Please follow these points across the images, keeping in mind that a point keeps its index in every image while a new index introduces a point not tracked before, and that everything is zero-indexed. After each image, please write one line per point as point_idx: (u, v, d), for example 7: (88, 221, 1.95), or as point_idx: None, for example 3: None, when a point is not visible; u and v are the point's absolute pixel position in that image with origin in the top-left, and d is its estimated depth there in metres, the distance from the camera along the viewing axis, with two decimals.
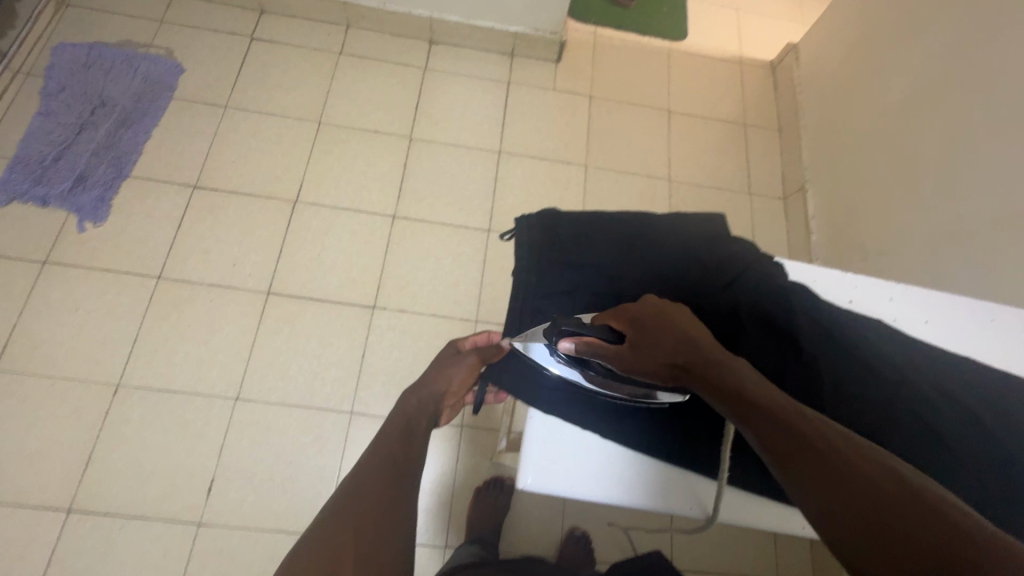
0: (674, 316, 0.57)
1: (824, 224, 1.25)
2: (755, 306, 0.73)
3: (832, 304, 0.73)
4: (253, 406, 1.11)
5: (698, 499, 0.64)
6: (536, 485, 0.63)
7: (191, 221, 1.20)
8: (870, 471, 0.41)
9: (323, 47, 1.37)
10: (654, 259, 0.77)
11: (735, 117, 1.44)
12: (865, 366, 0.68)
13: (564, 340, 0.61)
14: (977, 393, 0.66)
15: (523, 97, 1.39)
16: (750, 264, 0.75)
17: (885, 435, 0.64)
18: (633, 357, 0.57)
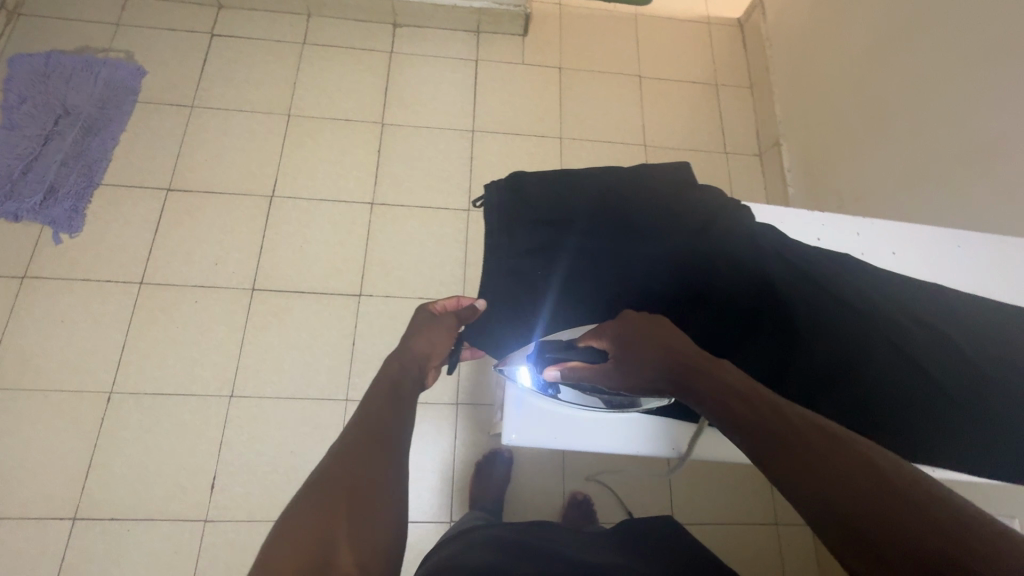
0: (651, 325, 0.53)
1: (801, 175, 1.35)
2: (725, 254, 0.59)
3: (805, 246, 0.63)
4: (245, 401, 1.14)
5: (670, 441, 0.63)
6: (520, 439, 0.61)
7: (168, 224, 1.26)
8: (852, 468, 0.35)
9: (286, 38, 1.45)
10: (614, 204, 0.60)
11: (709, 79, 1.56)
12: (855, 311, 0.58)
13: (551, 369, 0.58)
14: (983, 330, 0.59)
15: (494, 72, 1.49)
16: (720, 209, 0.62)
17: (898, 393, 0.55)
18: (621, 375, 0.53)
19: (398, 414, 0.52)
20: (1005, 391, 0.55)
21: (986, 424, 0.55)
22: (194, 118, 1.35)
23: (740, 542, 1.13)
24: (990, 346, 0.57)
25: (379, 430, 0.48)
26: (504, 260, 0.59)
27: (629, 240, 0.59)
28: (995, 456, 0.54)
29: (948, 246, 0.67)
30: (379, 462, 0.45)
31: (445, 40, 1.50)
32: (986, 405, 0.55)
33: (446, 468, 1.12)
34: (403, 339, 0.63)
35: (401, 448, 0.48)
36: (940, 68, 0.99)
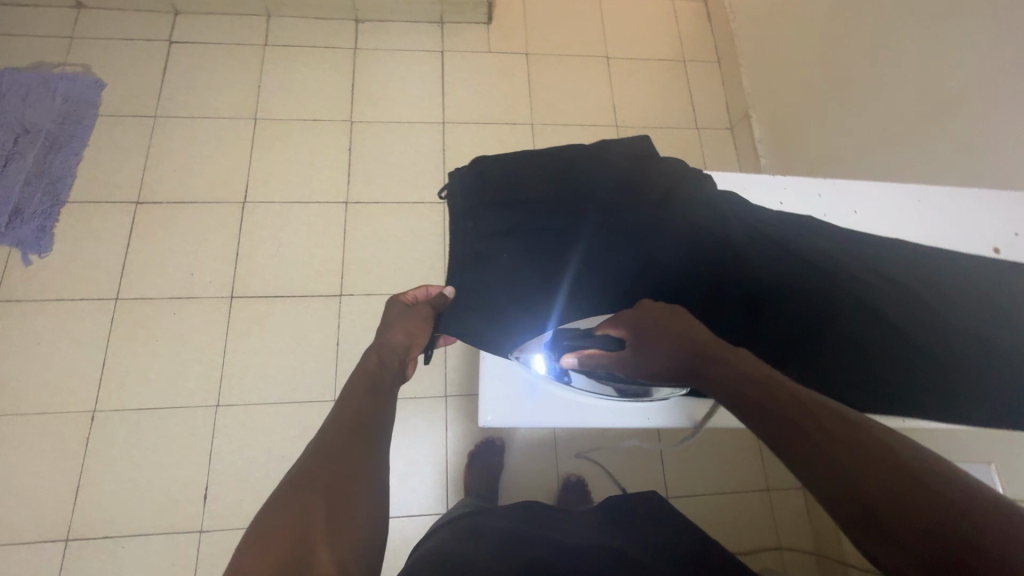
0: (668, 315, 0.54)
1: (772, 146, 1.36)
2: (687, 225, 0.60)
3: (767, 210, 0.63)
4: (232, 410, 1.13)
5: (643, 412, 0.63)
6: (496, 421, 0.61)
7: (139, 238, 1.24)
8: (870, 453, 0.36)
9: (247, 41, 1.43)
10: (576, 181, 0.60)
11: (676, 56, 1.56)
12: (817, 270, 0.59)
13: (568, 356, 0.56)
14: (942, 283, 0.60)
15: (461, 62, 1.48)
16: (682, 179, 0.62)
17: (858, 351, 0.57)
18: (640, 362, 0.53)
19: (377, 412, 0.51)
20: (958, 340, 0.57)
21: (945, 373, 0.57)
22: (158, 129, 1.33)
23: (734, 510, 1.15)
24: (947, 296, 0.59)
25: (358, 430, 0.48)
26: (469, 246, 0.59)
27: (593, 217, 0.59)
28: (956, 401, 0.56)
29: (908, 201, 0.68)
30: (357, 462, 0.45)
31: (409, 33, 1.48)
32: (943, 353, 0.56)
33: (439, 460, 1.13)
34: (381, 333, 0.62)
35: (379, 447, 0.48)
36: (894, 30, 1.00)
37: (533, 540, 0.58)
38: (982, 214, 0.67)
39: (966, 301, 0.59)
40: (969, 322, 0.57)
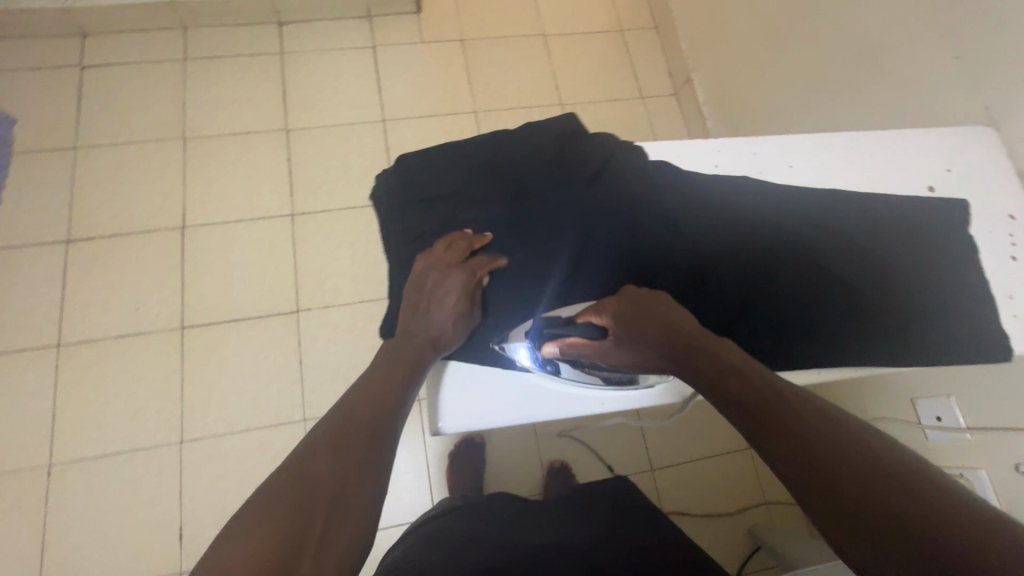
0: (652, 305, 0.54)
1: (715, 107, 1.34)
2: (618, 196, 0.62)
3: (699, 175, 0.63)
4: (198, 443, 1.09)
5: (599, 398, 0.58)
6: (447, 426, 0.56)
7: (75, 277, 1.17)
8: (855, 459, 0.39)
9: (165, 57, 1.35)
10: (501, 170, 0.63)
11: (614, 26, 1.53)
12: (748, 228, 0.61)
13: (550, 346, 0.55)
14: (870, 229, 0.62)
15: (394, 56, 1.43)
16: (609, 156, 0.64)
17: (798, 307, 0.58)
18: (622, 353, 0.53)
19: (383, 420, 0.47)
20: (885, 288, 0.59)
21: (882, 321, 0.58)
22: (81, 160, 1.25)
23: (718, 474, 1.16)
24: (871, 239, 0.61)
25: (358, 437, 0.44)
26: (399, 246, 0.62)
27: (521, 201, 0.61)
28: (893, 342, 0.57)
29: (842, 150, 0.68)
30: (354, 470, 0.42)
31: (336, 30, 1.43)
32: (873, 297, 0.58)
33: (419, 466, 1.10)
34: (416, 272, 0.58)
35: (383, 459, 0.44)
36: None
37: (483, 543, 0.60)
38: (911, 154, 0.68)
39: (890, 246, 0.61)
40: (890, 262, 0.59)
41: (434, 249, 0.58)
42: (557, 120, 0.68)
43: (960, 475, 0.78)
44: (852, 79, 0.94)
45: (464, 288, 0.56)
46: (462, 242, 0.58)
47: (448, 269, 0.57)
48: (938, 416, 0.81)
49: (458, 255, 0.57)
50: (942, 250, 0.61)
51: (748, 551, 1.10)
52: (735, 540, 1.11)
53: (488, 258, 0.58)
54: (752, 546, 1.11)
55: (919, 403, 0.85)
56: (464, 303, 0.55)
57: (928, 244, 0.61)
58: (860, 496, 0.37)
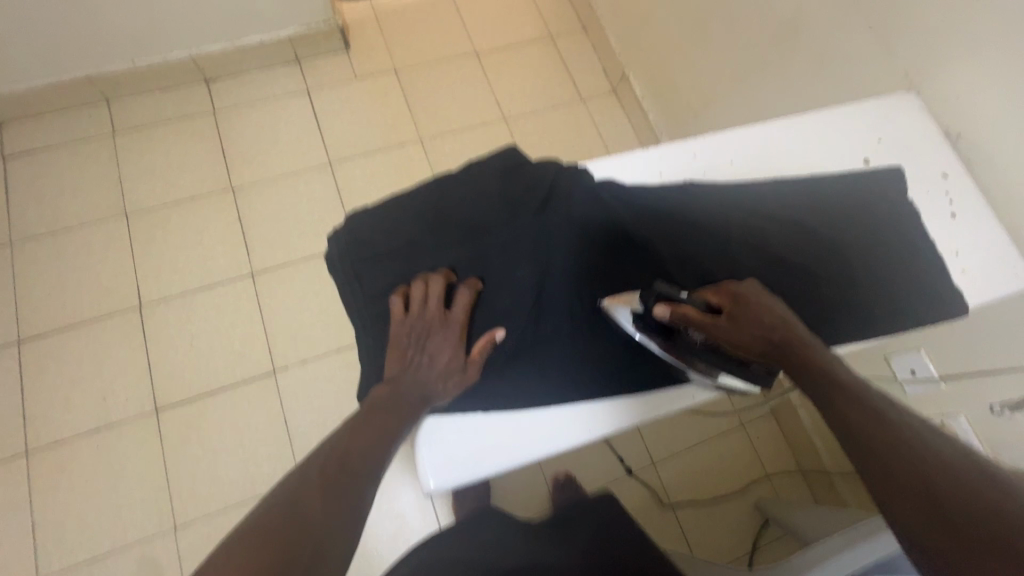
0: (768, 299, 0.56)
1: (654, 99, 1.36)
2: (568, 219, 0.64)
3: (645, 186, 0.66)
4: (192, 526, 1.05)
5: (583, 427, 0.62)
6: (441, 483, 0.58)
7: (32, 378, 1.12)
8: (957, 466, 0.40)
9: (92, 134, 1.30)
10: (448, 214, 0.66)
11: (543, 34, 1.55)
12: (697, 230, 0.64)
13: (661, 307, 0.56)
14: (811, 212, 0.65)
15: (330, 96, 1.41)
16: (556, 178, 0.66)
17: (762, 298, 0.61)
18: (730, 330, 0.54)
19: (371, 449, 0.51)
20: (835, 268, 0.62)
21: (842, 298, 0.61)
22: (19, 254, 1.20)
23: (718, 458, 1.17)
24: (814, 221, 0.65)
25: (340, 473, 0.48)
26: (358, 304, 0.62)
27: (474, 240, 0.63)
28: (851, 318, 0.61)
29: (776, 137, 0.71)
30: (335, 505, 0.45)
31: (266, 79, 1.40)
32: (827, 277, 0.62)
33: (425, 505, 1.07)
34: (398, 322, 0.58)
35: (365, 485, 0.48)
36: None
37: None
38: (841, 132, 0.72)
39: (831, 225, 0.64)
40: (835, 241, 0.64)
41: (415, 298, 0.59)
42: (498, 153, 0.70)
43: (942, 421, 0.81)
44: (777, 58, 0.96)
45: (456, 340, 0.58)
46: (439, 289, 0.59)
47: (437, 320, 0.58)
48: (913, 370, 0.85)
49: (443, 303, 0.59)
50: (885, 221, 0.64)
51: (759, 527, 1.12)
52: (745, 517, 1.13)
53: (466, 298, 0.59)
54: (762, 520, 1.13)
55: (893, 359, 0.88)
56: (458, 356, 0.58)
57: (868, 217, 0.65)
58: (945, 481, 0.39)
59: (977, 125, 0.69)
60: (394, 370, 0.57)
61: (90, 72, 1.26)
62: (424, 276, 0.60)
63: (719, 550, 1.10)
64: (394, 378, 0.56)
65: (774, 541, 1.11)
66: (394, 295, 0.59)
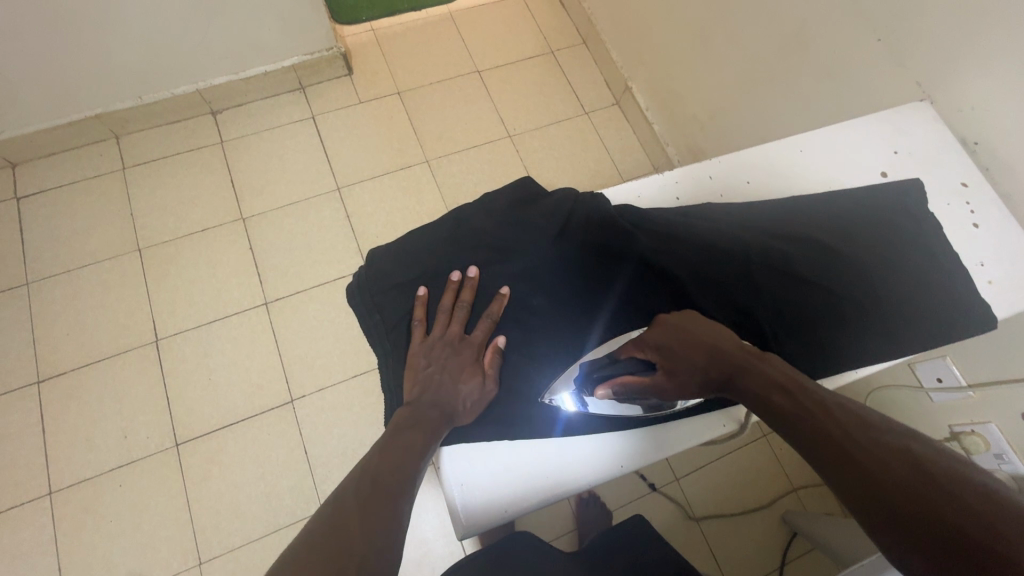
0: (693, 333, 0.55)
1: (658, 110, 1.36)
2: (588, 248, 0.64)
3: (665, 209, 0.67)
4: (217, 561, 1.05)
5: (614, 460, 0.61)
6: (469, 510, 0.57)
7: (52, 418, 1.12)
8: (893, 456, 0.39)
9: (103, 171, 1.32)
10: (464, 246, 0.65)
11: (543, 49, 1.55)
12: (721, 253, 0.63)
13: (601, 389, 0.57)
14: (832, 228, 0.65)
15: (335, 122, 1.42)
16: (575, 204, 0.66)
17: (790, 318, 0.61)
18: (672, 383, 0.54)
19: (401, 468, 0.49)
20: (864, 286, 0.62)
21: (872, 315, 0.61)
22: (35, 295, 1.21)
23: (740, 471, 1.16)
24: (834, 236, 0.64)
25: (374, 491, 0.46)
26: (380, 334, 0.64)
27: (493, 272, 0.64)
28: (882, 337, 0.60)
29: (790, 155, 0.73)
30: (374, 521, 0.43)
31: (272, 108, 1.41)
32: (857, 295, 0.61)
33: (448, 531, 1.06)
34: (420, 343, 0.60)
35: (399, 505, 0.46)
36: None
37: None
38: (854, 148, 0.73)
39: (854, 242, 0.64)
40: (860, 256, 0.63)
41: (437, 319, 0.61)
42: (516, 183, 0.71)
43: (971, 430, 0.81)
44: (785, 69, 0.96)
45: (475, 360, 0.59)
46: (463, 313, 0.61)
47: (457, 342, 0.60)
48: (939, 378, 0.84)
49: (462, 323, 0.61)
50: (912, 235, 0.64)
51: (786, 540, 1.11)
52: (772, 531, 1.12)
53: (485, 318, 0.61)
54: (789, 533, 1.11)
55: (919, 367, 0.87)
56: (477, 374, 0.58)
57: (893, 233, 0.64)
58: (886, 477, 0.38)
59: (993, 134, 0.69)
60: (414, 392, 0.57)
61: (98, 110, 1.27)
62: (446, 294, 0.62)
63: (747, 566, 1.08)
64: (414, 396, 0.56)
65: (803, 554, 1.10)
66: (417, 317, 0.61)
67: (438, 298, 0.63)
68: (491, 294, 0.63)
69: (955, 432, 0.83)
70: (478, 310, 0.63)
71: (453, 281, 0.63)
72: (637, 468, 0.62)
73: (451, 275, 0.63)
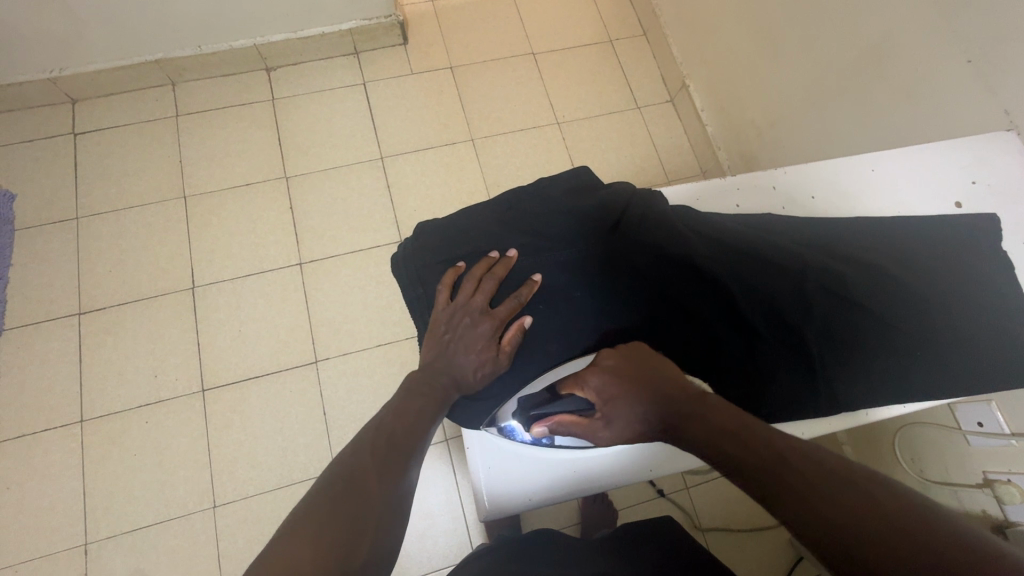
0: (640, 372, 0.56)
1: (714, 113, 1.32)
2: (643, 246, 0.63)
3: (721, 215, 0.66)
4: (231, 507, 1.08)
5: (646, 464, 0.61)
6: (495, 505, 0.60)
7: (89, 350, 1.16)
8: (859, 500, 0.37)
9: (157, 116, 1.34)
10: (513, 228, 0.65)
11: (602, 37, 1.52)
12: (779, 268, 0.61)
13: (538, 426, 0.58)
14: (897, 256, 0.63)
15: (385, 90, 1.41)
16: (631, 199, 0.65)
17: (843, 338, 0.59)
18: (608, 427, 0.55)
19: (413, 430, 0.51)
20: (924, 321, 0.59)
21: (931, 351, 0.58)
22: (83, 230, 1.24)
23: None
24: (895, 262, 0.62)
25: (392, 446, 0.47)
26: (422, 310, 0.64)
27: (538, 259, 0.63)
28: (936, 375, 0.58)
29: (858, 175, 0.71)
30: (391, 476, 0.45)
31: (325, 70, 1.41)
32: (915, 329, 0.59)
33: (454, 508, 1.07)
34: (442, 308, 0.61)
35: (411, 464, 0.48)
36: None
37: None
38: (928, 174, 0.71)
39: (920, 272, 0.61)
40: (924, 287, 0.60)
41: (462, 287, 0.61)
42: (571, 172, 0.69)
43: (1009, 479, 0.78)
44: (857, 83, 0.92)
45: (493, 335, 0.60)
46: (491, 287, 0.61)
47: (480, 315, 0.60)
48: (981, 422, 0.81)
49: (487, 296, 0.60)
50: (981, 272, 0.61)
51: (791, 563, 1.09)
52: (778, 550, 1.10)
53: (514, 297, 0.61)
54: (796, 557, 1.10)
55: (959, 408, 0.84)
56: (491, 350, 0.59)
57: (961, 266, 0.61)
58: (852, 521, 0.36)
59: None
60: (430, 356, 0.59)
61: (159, 56, 1.29)
62: (478, 267, 0.62)
63: None
64: (428, 362, 0.59)
65: None
66: (443, 283, 0.62)
67: (471, 268, 0.63)
68: (524, 277, 0.63)
69: (990, 480, 0.80)
70: (508, 287, 0.63)
71: (490, 257, 0.63)
72: (666, 474, 0.62)
73: (492, 252, 0.63)
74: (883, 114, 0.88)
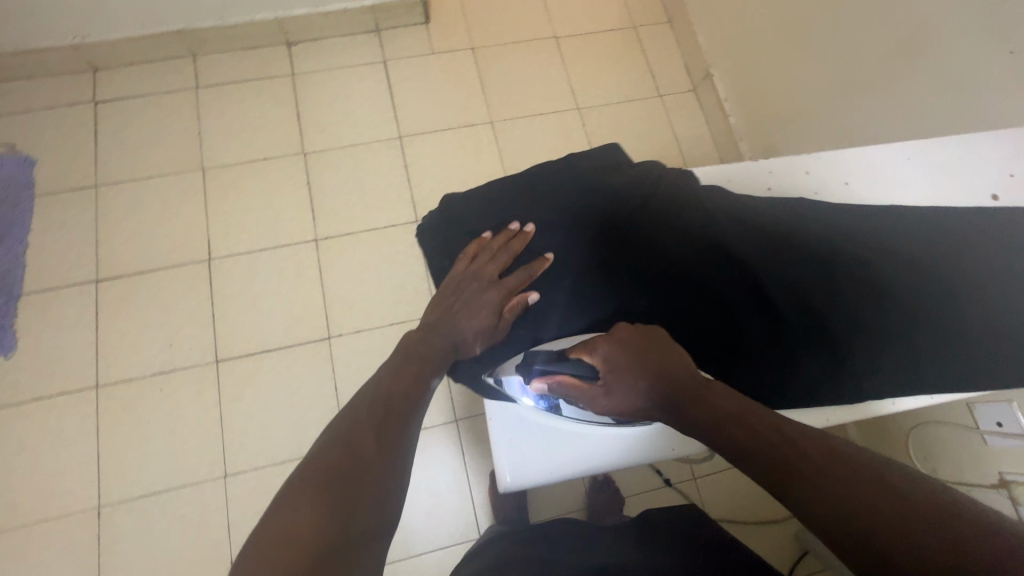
0: (645, 350, 0.54)
1: (737, 104, 1.30)
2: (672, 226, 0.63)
3: (750, 199, 0.66)
4: (241, 477, 1.09)
5: (667, 443, 0.61)
6: (516, 479, 0.60)
7: (105, 317, 1.17)
8: (871, 489, 0.37)
9: (177, 87, 1.34)
10: (538, 203, 0.64)
11: (626, 23, 1.50)
12: (804, 254, 0.61)
13: (539, 381, 0.56)
14: (926, 247, 0.62)
15: (405, 69, 1.40)
16: (659, 181, 0.65)
17: (870, 327, 0.58)
18: (609, 397, 0.54)
19: (411, 394, 0.50)
20: (952, 314, 0.58)
21: (957, 345, 0.58)
22: (101, 198, 1.25)
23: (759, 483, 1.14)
24: (923, 254, 0.61)
25: (389, 413, 0.47)
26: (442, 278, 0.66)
27: (560, 236, 0.63)
28: (963, 369, 0.57)
29: (891, 164, 0.70)
30: (389, 440, 0.44)
31: (345, 47, 1.40)
32: (942, 321, 0.58)
33: (462, 488, 1.07)
34: (455, 274, 0.63)
35: (410, 427, 0.47)
36: None
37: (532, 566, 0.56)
38: (964, 166, 0.69)
39: (950, 265, 0.60)
40: (953, 280, 0.60)
41: (479, 256, 0.63)
42: (602, 151, 0.69)
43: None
44: (888, 73, 0.90)
45: (497, 303, 0.60)
46: (505, 258, 0.62)
47: (489, 283, 0.61)
48: (999, 422, 0.80)
49: (499, 267, 0.62)
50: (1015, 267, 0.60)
51: (795, 557, 1.09)
52: (782, 544, 1.10)
53: (525, 271, 0.62)
54: (800, 551, 1.10)
55: (978, 408, 0.83)
56: (492, 317, 0.60)
57: (994, 260, 0.60)
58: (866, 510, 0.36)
59: None
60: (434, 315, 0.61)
61: (181, 27, 1.28)
62: (497, 237, 0.63)
63: None
64: (432, 320, 0.60)
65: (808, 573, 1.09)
66: (464, 250, 0.64)
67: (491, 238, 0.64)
68: (539, 252, 0.63)
69: (1007, 481, 0.79)
70: (523, 260, 0.63)
71: (510, 229, 0.63)
72: (689, 453, 0.62)
73: (512, 224, 0.63)
74: (913, 106, 0.86)
